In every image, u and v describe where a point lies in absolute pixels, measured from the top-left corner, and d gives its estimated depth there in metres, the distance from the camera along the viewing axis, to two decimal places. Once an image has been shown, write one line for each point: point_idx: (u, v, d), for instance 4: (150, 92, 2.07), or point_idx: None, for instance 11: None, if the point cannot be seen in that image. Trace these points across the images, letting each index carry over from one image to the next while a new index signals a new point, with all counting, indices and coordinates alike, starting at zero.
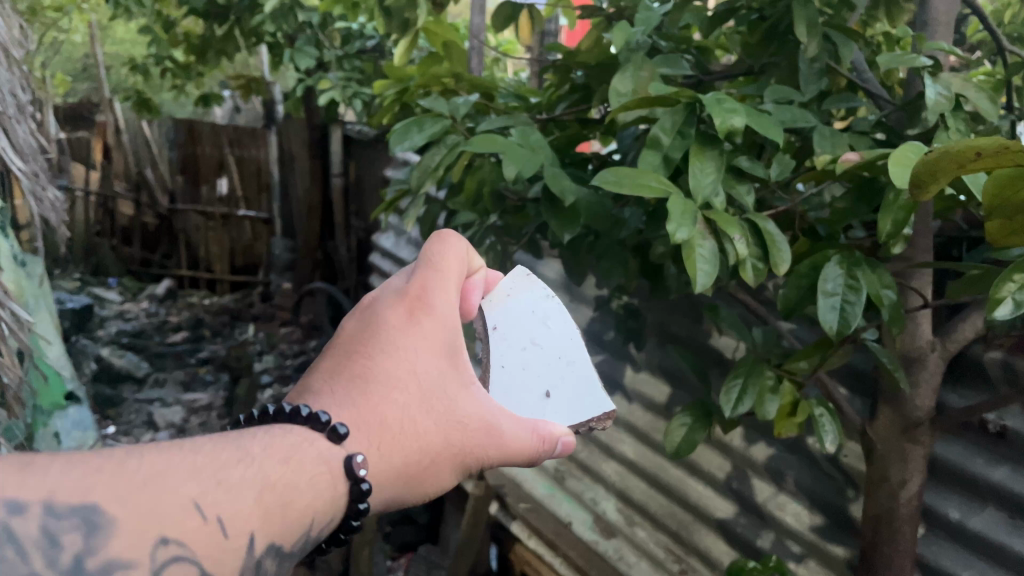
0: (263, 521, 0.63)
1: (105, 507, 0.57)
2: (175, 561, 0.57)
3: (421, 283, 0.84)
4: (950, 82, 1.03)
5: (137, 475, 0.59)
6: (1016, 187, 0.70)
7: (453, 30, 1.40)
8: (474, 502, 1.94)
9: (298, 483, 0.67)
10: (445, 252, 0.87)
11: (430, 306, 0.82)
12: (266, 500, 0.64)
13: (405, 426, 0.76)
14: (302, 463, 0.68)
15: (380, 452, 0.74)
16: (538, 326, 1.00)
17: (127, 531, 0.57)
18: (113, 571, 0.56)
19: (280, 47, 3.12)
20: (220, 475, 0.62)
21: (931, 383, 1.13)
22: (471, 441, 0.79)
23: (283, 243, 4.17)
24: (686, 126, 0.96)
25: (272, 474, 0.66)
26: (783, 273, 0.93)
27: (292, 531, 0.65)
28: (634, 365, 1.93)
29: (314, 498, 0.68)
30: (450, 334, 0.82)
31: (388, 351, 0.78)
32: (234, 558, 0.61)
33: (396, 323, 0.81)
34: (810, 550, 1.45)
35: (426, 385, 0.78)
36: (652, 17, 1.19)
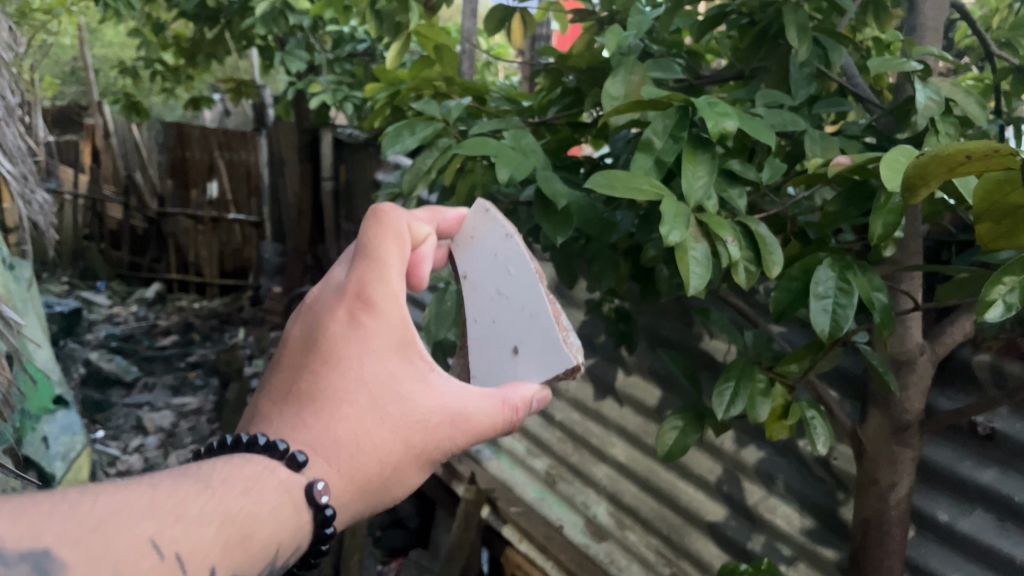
0: (224, 557, 0.63)
1: (58, 549, 0.55)
2: None
3: (359, 279, 0.82)
4: (939, 87, 1.04)
5: (90, 517, 0.58)
6: (1006, 190, 0.70)
7: (446, 33, 1.40)
8: (465, 506, 1.91)
9: (260, 516, 0.67)
10: (385, 238, 0.85)
11: (371, 304, 0.80)
12: (226, 532, 0.63)
13: (361, 439, 0.76)
14: (262, 493, 0.69)
15: (341, 472, 0.74)
16: (502, 272, 1.04)
17: (82, 573, 0.55)
18: None
19: (271, 50, 3.11)
20: (179, 513, 0.62)
21: (920, 386, 1.13)
22: (432, 437, 0.81)
23: (273, 247, 4.16)
24: (679, 129, 0.95)
25: (232, 508, 0.66)
26: (775, 276, 0.94)
27: (253, 562, 0.65)
28: (625, 368, 1.93)
29: (276, 530, 0.68)
30: (399, 332, 0.81)
31: (334, 362, 0.78)
32: None
33: (341, 330, 0.80)
34: (800, 552, 1.45)
35: (379, 394, 0.78)
36: (643, 22, 1.20)
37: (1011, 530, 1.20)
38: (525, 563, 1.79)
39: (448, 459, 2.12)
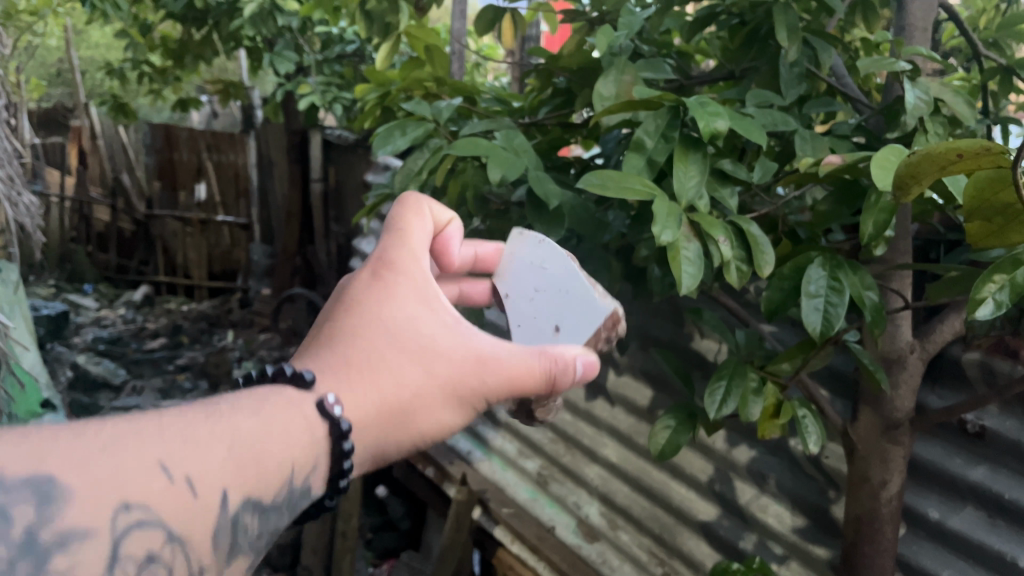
0: (234, 477, 0.62)
1: (61, 476, 0.53)
2: (141, 526, 0.55)
3: (383, 248, 0.88)
4: (928, 87, 1.05)
5: (94, 440, 0.56)
6: (997, 189, 0.71)
7: (435, 34, 1.39)
8: (457, 506, 1.94)
9: (270, 435, 0.66)
10: (408, 216, 0.92)
11: (393, 264, 0.85)
12: (235, 454, 0.62)
13: (379, 364, 0.76)
14: (275, 416, 0.68)
15: (358, 391, 0.74)
16: (538, 273, 1.01)
17: (88, 501, 0.53)
18: (71, 542, 0.52)
19: (259, 51, 3.10)
20: (185, 433, 0.60)
21: (911, 383, 1.14)
22: (458, 372, 0.80)
23: (262, 249, 4.14)
24: (670, 130, 0.96)
25: (241, 427, 0.64)
26: (767, 275, 0.94)
27: (267, 483, 0.65)
28: (617, 368, 1.93)
29: (288, 448, 0.67)
30: (421, 285, 0.84)
31: (356, 305, 0.80)
32: (206, 516, 0.59)
33: (365, 283, 0.83)
34: (792, 551, 1.46)
35: (400, 326, 0.79)
36: (634, 22, 1.20)
37: (1001, 526, 1.21)
38: (517, 565, 1.79)
39: (440, 461, 2.12)
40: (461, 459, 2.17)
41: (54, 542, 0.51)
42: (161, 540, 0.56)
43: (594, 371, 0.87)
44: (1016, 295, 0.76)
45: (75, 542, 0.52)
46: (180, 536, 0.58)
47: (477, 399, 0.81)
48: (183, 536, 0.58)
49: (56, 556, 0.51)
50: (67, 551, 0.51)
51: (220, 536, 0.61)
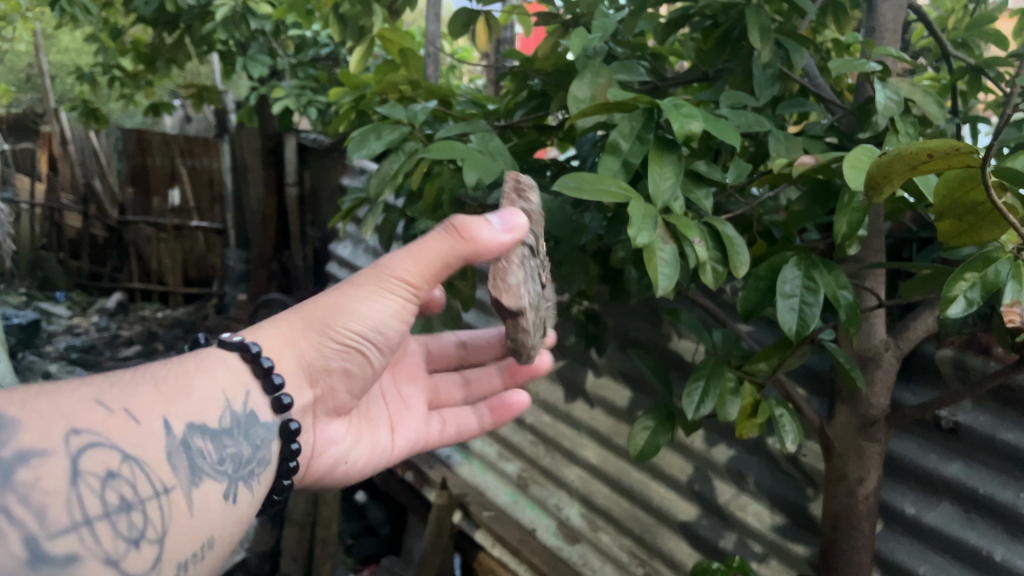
0: (168, 410, 0.77)
1: (9, 412, 0.63)
2: (93, 444, 0.67)
3: None
4: (898, 87, 1.06)
5: (41, 393, 0.68)
6: (966, 188, 0.72)
7: (411, 36, 1.37)
8: (437, 512, 1.91)
9: (195, 380, 0.84)
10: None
11: None
12: (162, 392, 0.79)
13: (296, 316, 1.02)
14: (204, 365, 0.87)
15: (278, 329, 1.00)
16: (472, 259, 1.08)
17: (37, 429, 0.64)
18: (33, 457, 0.62)
19: (231, 55, 3.07)
20: (117, 386, 0.75)
21: (885, 381, 1.15)
22: (364, 283, 1.01)
23: (238, 254, 4.10)
24: (645, 132, 0.97)
25: (164, 379, 0.81)
26: (743, 276, 0.94)
27: (201, 412, 0.81)
28: (596, 370, 1.91)
29: (216, 383, 0.86)
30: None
31: None
32: (154, 439, 0.73)
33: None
34: (771, 549, 1.47)
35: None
36: (607, 24, 1.20)
37: (976, 521, 1.22)
38: (498, 568, 1.80)
39: (420, 465, 2.11)
40: (440, 462, 2.16)
41: (17, 460, 0.61)
42: (116, 457, 0.68)
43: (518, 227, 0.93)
44: (987, 293, 0.77)
45: (35, 457, 0.62)
46: (134, 455, 0.70)
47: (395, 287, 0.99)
48: (137, 454, 0.71)
49: (21, 469, 0.61)
50: (30, 466, 0.61)
51: (174, 457, 0.75)
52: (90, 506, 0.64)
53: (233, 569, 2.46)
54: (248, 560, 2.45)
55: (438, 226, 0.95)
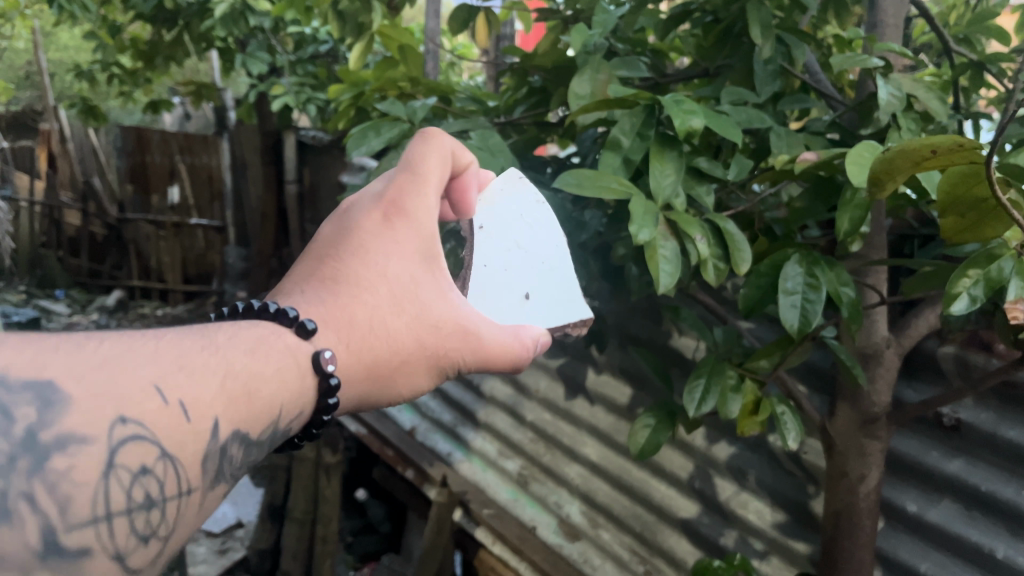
0: (229, 409, 0.59)
1: (59, 382, 0.50)
2: (135, 440, 0.52)
3: (398, 187, 0.86)
4: (900, 83, 1.06)
5: (91, 355, 0.53)
6: (970, 184, 0.71)
7: (410, 33, 1.38)
8: (438, 510, 1.90)
9: (264, 376, 0.65)
10: (423, 155, 0.89)
11: (405, 212, 0.85)
12: (228, 386, 0.60)
13: (377, 325, 0.77)
14: (267, 354, 0.66)
15: (348, 347, 0.75)
16: (524, 231, 1.06)
17: (84, 405, 0.51)
18: (66, 445, 0.49)
19: (231, 52, 3.06)
20: (182, 362, 0.58)
21: (887, 378, 1.15)
22: (444, 344, 0.83)
23: (236, 251, 4.07)
24: (646, 128, 0.96)
25: (236, 364, 0.63)
26: (744, 272, 0.94)
27: (257, 420, 0.62)
28: (597, 367, 1.92)
29: (279, 392, 0.65)
30: (430, 215, 0.86)
31: (358, 254, 0.80)
32: (197, 443, 0.56)
33: (377, 232, 0.82)
34: (773, 547, 1.46)
35: (413, 251, 0.83)
36: (608, 20, 1.20)
37: (978, 518, 1.22)
38: (499, 566, 1.79)
39: (421, 462, 2.11)
40: (441, 460, 2.16)
41: (53, 442, 0.49)
42: (155, 455, 0.53)
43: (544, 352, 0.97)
44: (990, 290, 0.77)
45: (70, 447, 0.49)
46: (173, 454, 0.54)
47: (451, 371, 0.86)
48: (178, 454, 0.55)
49: (54, 455, 0.48)
50: (65, 453, 0.49)
51: (211, 462, 0.58)
52: (114, 503, 0.51)
53: (233, 567, 2.45)
54: (248, 557, 2.45)
55: (516, 343, 0.90)
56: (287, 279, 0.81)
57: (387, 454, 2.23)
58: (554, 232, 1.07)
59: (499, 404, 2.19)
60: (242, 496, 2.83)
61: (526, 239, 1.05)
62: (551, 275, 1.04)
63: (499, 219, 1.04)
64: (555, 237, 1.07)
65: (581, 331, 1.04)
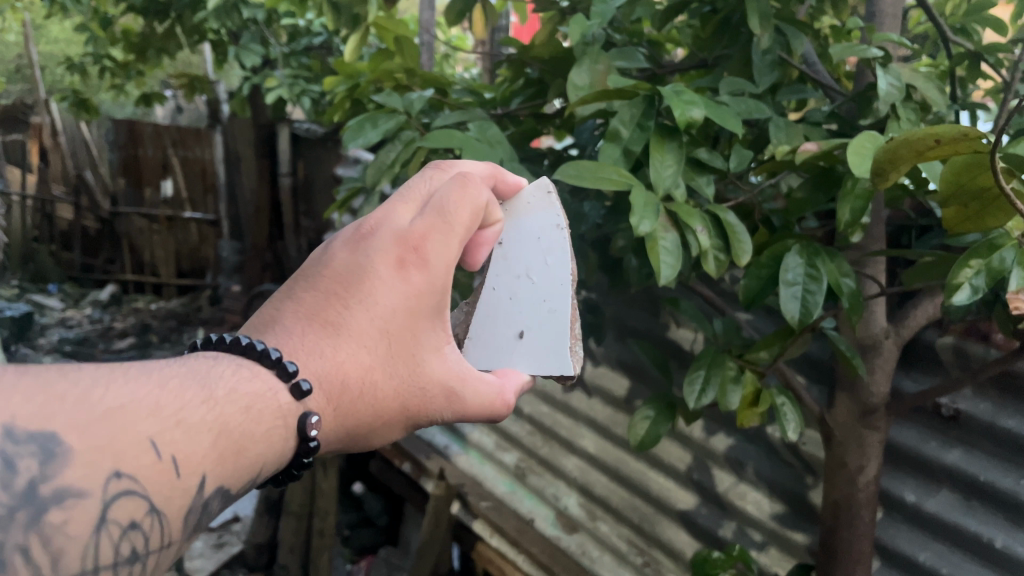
0: (220, 466, 0.60)
1: (63, 435, 0.53)
2: (125, 495, 0.54)
3: (424, 230, 0.78)
4: (899, 73, 1.05)
5: (96, 405, 0.55)
6: (973, 174, 0.71)
7: (405, 24, 1.35)
8: (435, 502, 1.91)
9: (255, 433, 0.64)
10: (460, 201, 0.81)
11: (425, 262, 0.78)
12: (222, 443, 0.60)
13: (369, 388, 0.74)
14: (261, 413, 0.65)
15: (336, 410, 0.72)
16: (539, 259, 1.01)
17: (84, 461, 0.52)
18: (64, 500, 0.51)
19: (224, 45, 3.04)
20: (182, 413, 0.59)
21: (885, 369, 1.15)
22: (430, 404, 0.80)
23: (230, 245, 3.99)
24: (646, 119, 0.96)
25: (230, 419, 0.62)
26: (745, 264, 0.94)
27: (242, 475, 0.62)
28: (593, 359, 1.91)
29: (266, 450, 0.65)
30: (449, 268, 0.79)
31: (365, 305, 0.74)
32: (182, 498, 0.58)
33: (390, 283, 0.76)
34: (771, 538, 1.47)
35: (424, 309, 0.78)
36: (607, 10, 1.18)
37: (977, 508, 1.22)
38: (497, 559, 1.79)
39: (417, 455, 2.11)
40: (438, 453, 2.16)
41: (51, 496, 0.51)
42: (142, 509, 0.55)
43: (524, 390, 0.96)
44: (993, 280, 0.76)
45: (67, 501, 0.52)
46: (159, 509, 0.56)
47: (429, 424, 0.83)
48: (163, 509, 0.56)
49: (52, 509, 0.51)
50: (62, 506, 0.51)
51: (192, 516, 0.59)
52: (102, 556, 0.53)
53: (230, 562, 2.44)
54: (244, 551, 2.45)
55: (497, 403, 0.87)
56: (285, 309, 0.75)
57: (383, 447, 2.23)
58: (568, 266, 0.99)
59: None
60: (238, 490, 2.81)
61: (540, 268, 1.01)
62: (549, 316, 0.99)
63: (517, 242, 1.03)
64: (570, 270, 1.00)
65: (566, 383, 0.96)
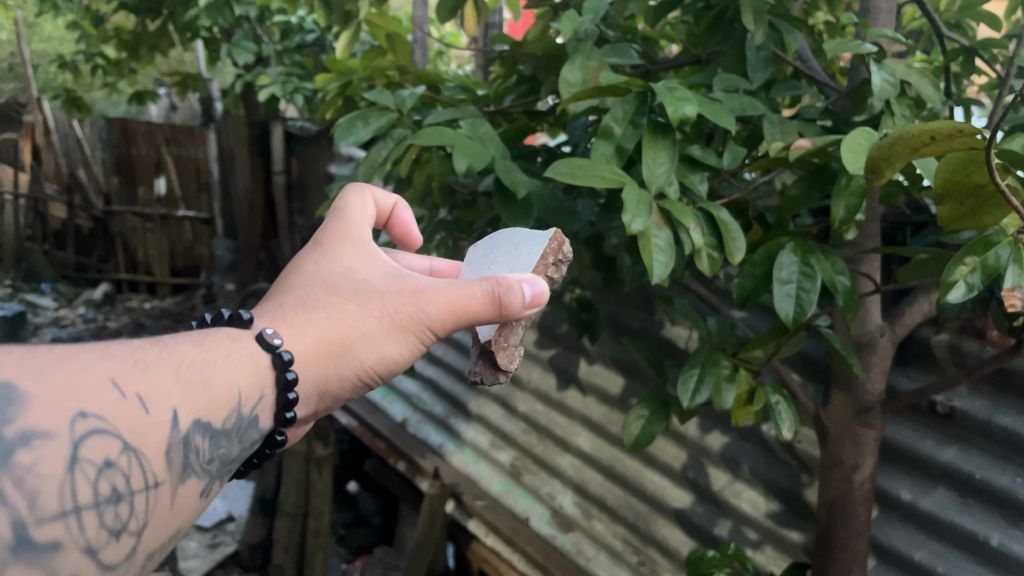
0: (185, 401, 0.64)
1: (17, 381, 0.54)
2: (96, 433, 0.56)
3: (326, 224, 0.97)
4: (894, 68, 1.04)
5: (47, 357, 0.57)
6: (968, 170, 0.70)
7: (397, 21, 1.34)
8: (430, 502, 1.89)
9: (216, 366, 0.70)
10: (344, 198, 1.02)
11: (331, 234, 0.94)
12: (184, 378, 0.65)
13: (313, 302, 0.82)
14: (215, 345, 0.72)
15: (283, 318, 0.79)
16: (489, 252, 1.05)
17: (45, 403, 0.54)
18: (31, 441, 0.53)
19: (217, 42, 3.00)
20: (136, 359, 0.63)
21: (881, 366, 1.14)
22: (395, 302, 0.84)
23: (225, 243, 3.83)
24: (638, 116, 0.95)
25: (189, 360, 0.68)
26: (738, 262, 0.93)
27: (217, 409, 0.67)
28: (588, 357, 1.90)
29: (234, 380, 0.71)
30: (355, 233, 0.95)
31: (291, 270, 0.89)
32: (159, 433, 0.61)
33: (307, 252, 0.92)
34: (766, 536, 1.47)
35: (346, 253, 0.90)
36: (599, 5, 1.17)
37: (973, 505, 1.22)
38: (492, 557, 1.79)
39: (412, 454, 2.10)
40: (432, 451, 2.16)
41: (17, 438, 0.52)
42: (116, 447, 0.58)
43: (542, 297, 0.85)
44: (988, 278, 0.76)
45: (35, 442, 0.53)
46: (136, 446, 0.59)
47: (421, 328, 0.84)
48: (139, 446, 0.60)
49: (19, 451, 0.52)
50: (30, 448, 0.52)
51: (174, 453, 0.63)
52: (80, 496, 0.55)
53: (224, 562, 2.44)
54: (239, 552, 2.44)
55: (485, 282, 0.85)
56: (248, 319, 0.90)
57: (378, 446, 2.21)
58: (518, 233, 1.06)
59: (490, 395, 2.17)
60: (233, 490, 2.80)
61: (495, 252, 1.05)
62: (518, 252, 1.01)
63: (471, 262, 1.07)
64: (516, 238, 1.05)
65: (565, 257, 0.98)
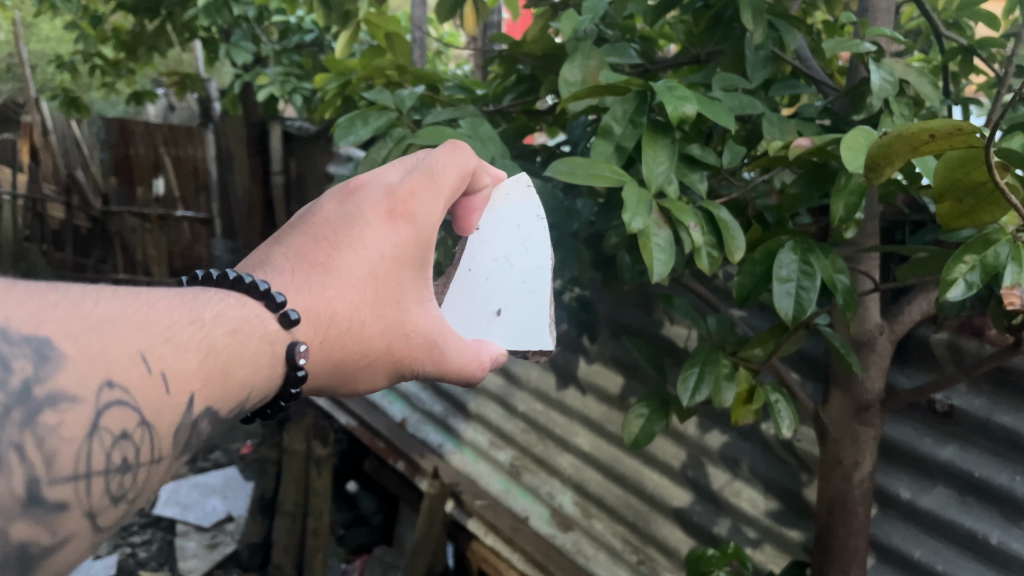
0: (205, 387, 0.60)
1: (57, 340, 0.52)
2: (116, 406, 0.54)
3: (413, 186, 0.84)
4: (893, 67, 1.04)
5: (87, 318, 0.54)
6: (967, 168, 0.70)
7: (396, 21, 1.35)
8: (430, 501, 1.88)
9: (243, 356, 0.65)
10: (448, 164, 0.87)
11: (411, 214, 0.83)
12: (208, 363, 0.61)
13: (356, 326, 0.77)
14: (247, 338, 0.65)
15: (323, 342, 0.74)
16: (518, 243, 1.02)
17: (76, 367, 0.52)
18: (57, 404, 0.51)
19: (215, 42, 3.00)
20: (169, 333, 0.59)
21: (880, 365, 1.14)
22: (412, 352, 0.83)
23: (224, 244, 3.68)
24: (638, 115, 0.95)
25: (218, 343, 0.63)
26: (738, 261, 0.93)
27: (229, 399, 0.63)
28: (588, 356, 1.90)
29: (253, 374, 0.66)
30: (433, 226, 0.84)
31: (355, 248, 0.79)
32: (171, 414, 0.58)
33: (376, 227, 0.81)
34: (766, 534, 1.47)
35: (407, 256, 0.82)
36: (598, 5, 1.18)
37: (971, 505, 1.22)
38: (491, 557, 1.78)
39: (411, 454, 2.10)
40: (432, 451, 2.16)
41: (44, 398, 0.51)
42: (134, 420, 0.55)
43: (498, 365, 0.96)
44: (987, 276, 0.76)
45: (61, 405, 0.51)
46: (150, 424, 0.56)
47: (410, 375, 0.85)
48: (154, 423, 0.57)
49: (45, 411, 0.51)
50: (56, 410, 0.51)
51: (183, 436, 0.59)
52: (93, 462, 0.53)
53: (224, 562, 2.44)
54: (239, 551, 2.44)
55: (476, 362, 0.90)
56: (276, 252, 0.78)
57: (377, 446, 2.21)
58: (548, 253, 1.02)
59: (489, 395, 2.17)
60: (233, 490, 2.80)
61: (512, 251, 1.02)
62: (524, 295, 1.01)
63: (496, 226, 1.02)
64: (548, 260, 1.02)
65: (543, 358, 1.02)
